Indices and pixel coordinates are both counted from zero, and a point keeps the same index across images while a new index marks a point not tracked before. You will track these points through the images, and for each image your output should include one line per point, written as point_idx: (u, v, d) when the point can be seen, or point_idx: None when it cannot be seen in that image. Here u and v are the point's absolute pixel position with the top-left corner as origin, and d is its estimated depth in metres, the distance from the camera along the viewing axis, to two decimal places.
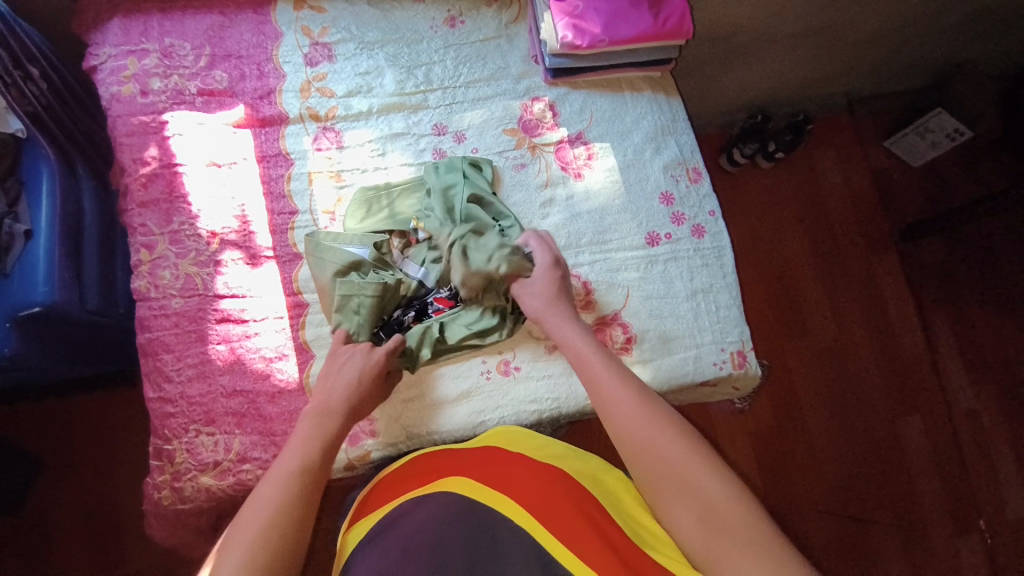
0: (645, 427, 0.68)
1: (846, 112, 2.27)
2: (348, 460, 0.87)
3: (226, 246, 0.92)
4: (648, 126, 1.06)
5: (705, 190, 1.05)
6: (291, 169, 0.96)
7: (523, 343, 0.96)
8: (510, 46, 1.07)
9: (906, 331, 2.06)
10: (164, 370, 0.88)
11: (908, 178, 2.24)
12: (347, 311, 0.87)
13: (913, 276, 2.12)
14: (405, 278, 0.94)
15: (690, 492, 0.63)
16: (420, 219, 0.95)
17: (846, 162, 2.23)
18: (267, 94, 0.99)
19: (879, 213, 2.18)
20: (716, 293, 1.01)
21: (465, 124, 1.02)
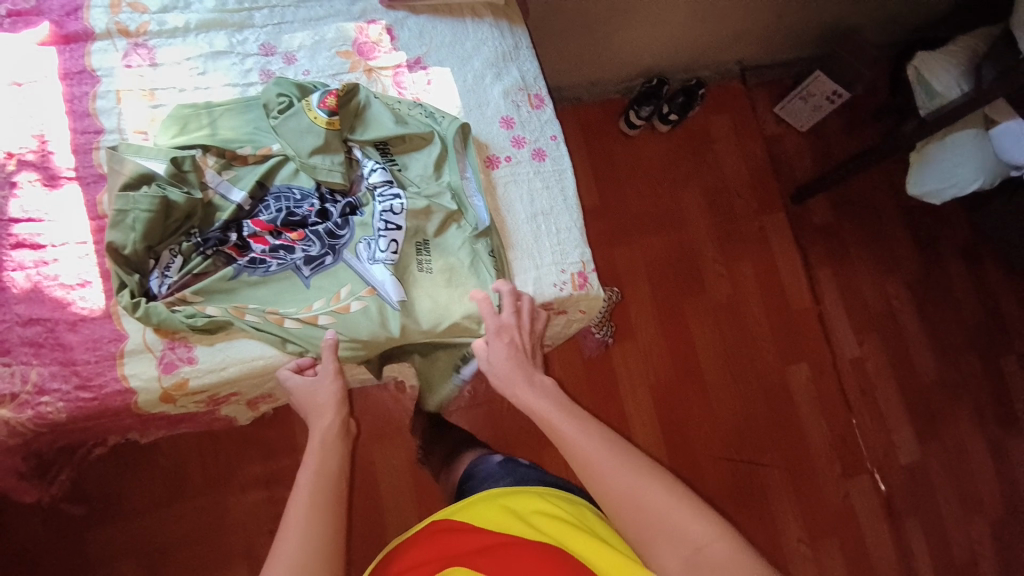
0: (620, 473, 0.70)
1: (740, 79, 2.35)
2: (163, 389, 0.83)
3: (22, 167, 0.86)
4: (488, 52, 1.04)
5: (547, 116, 1.05)
6: (97, 88, 0.90)
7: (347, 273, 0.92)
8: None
9: (796, 286, 2.16)
10: None
11: (797, 142, 2.35)
12: (123, 227, 0.83)
13: (803, 235, 2.23)
14: (219, 198, 0.90)
15: (678, 539, 0.65)
16: (247, 141, 0.92)
17: (740, 127, 2.31)
18: (75, 10, 0.93)
19: (770, 176, 2.28)
20: (557, 215, 1.01)
21: (293, 45, 0.98)
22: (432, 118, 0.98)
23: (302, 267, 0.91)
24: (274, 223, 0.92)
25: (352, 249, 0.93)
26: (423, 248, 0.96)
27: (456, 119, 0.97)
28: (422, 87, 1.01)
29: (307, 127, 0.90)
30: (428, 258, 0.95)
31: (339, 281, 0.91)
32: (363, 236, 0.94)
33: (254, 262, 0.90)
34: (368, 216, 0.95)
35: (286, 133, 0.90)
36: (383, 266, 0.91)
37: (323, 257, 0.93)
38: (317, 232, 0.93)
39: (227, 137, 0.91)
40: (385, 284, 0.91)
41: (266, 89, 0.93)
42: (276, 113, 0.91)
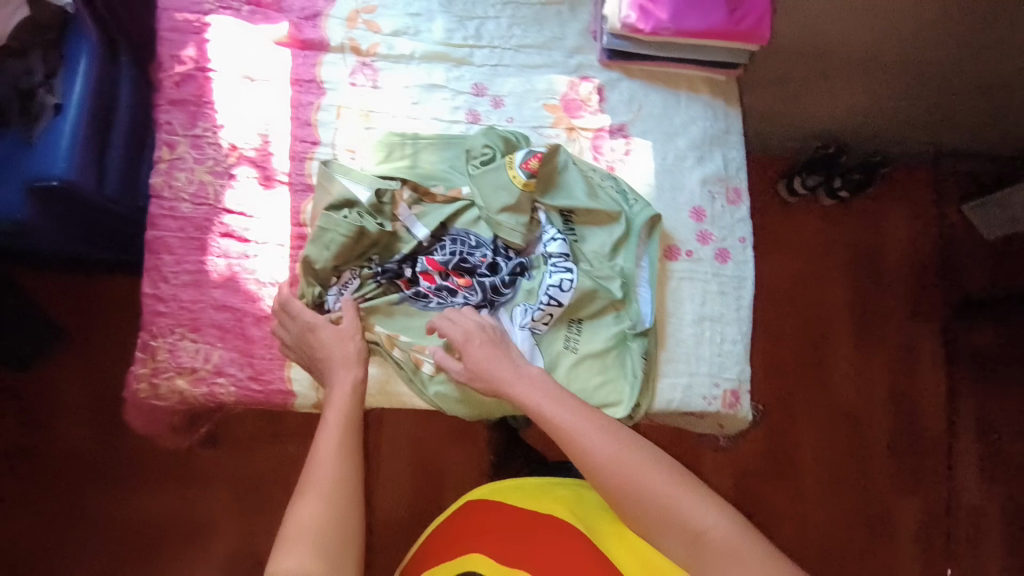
0: (625, 470, 0.73)
1: (930, 166, 1.98)
2: (317, 401, 0.91)
3: (243, 161, 0.93)
4: (696, 133, 0.98)
5: (741, 214, 0.97)
6: (321, 99, 0.95)
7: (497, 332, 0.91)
8: (574, 18, 1.00)
9: (933, 416, 1.83)
10: (162, 270, 0.91)
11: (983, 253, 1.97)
12: (319, 243, 0.88)
13: (958, 360, 1.88)
14: (405, 233, 0.93)
15: (681, 526, 0.70)
16: (441, 181, 0.94)
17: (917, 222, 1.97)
18: (313, 16, 0.97)
19: (936, 283, 1.93)
20: (725, 324, 0.95)
21: (503, 89, 0.98)
22: (624, 199, 0.94)
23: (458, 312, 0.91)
24: (447, 264, 0.93)
25: (508, 309, 0.93)
26: (575, 329, 0.94)
27: (649, 207, 0.94)
28: (619, 156, 0.97)
29: (504, 183, 0.91)
30: (576, 340, 0.93)
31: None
32: (525, 301, 0.93)
33: (417, 295, 0.93)
34: (535, 284, 0.93)
35: (482, 186, 0.92)
36: (527, 333, 0.91)
37: (479, 307, 0.93)
38: (482, 284, 0.92)
39: (426, 171, 0.94)
40: (528, 352, 0.91)
41: (475, 134, 0.95)
42: (478, 163, 0.93)
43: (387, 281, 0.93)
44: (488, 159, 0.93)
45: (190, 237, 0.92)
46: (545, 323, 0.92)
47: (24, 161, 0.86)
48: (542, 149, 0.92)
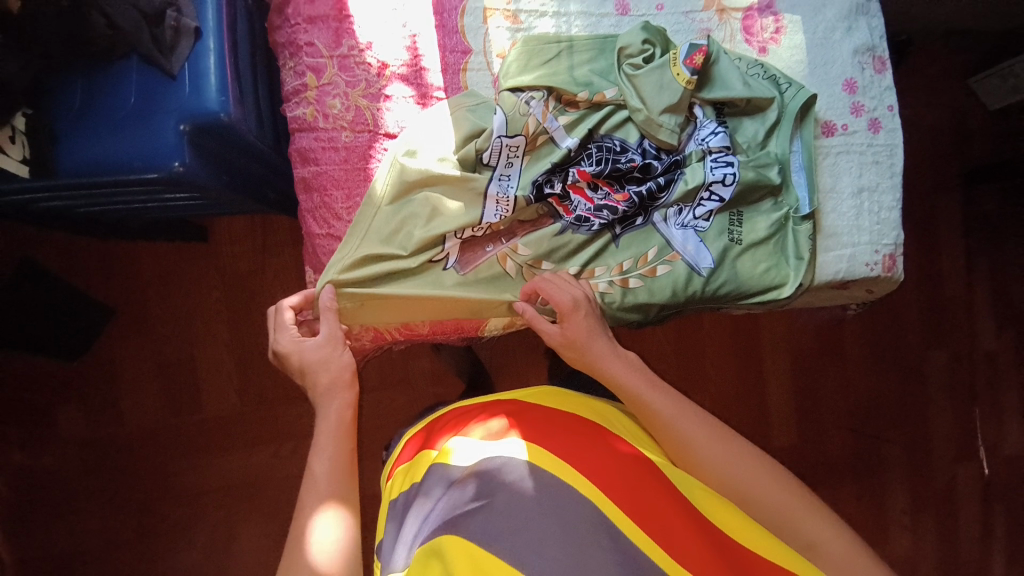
0: (724, 465, 0.63)
1: (946, 43, 1.73)
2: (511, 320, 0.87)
3: (395, 80, 0.86)
4: (844, 2, 0.97)
5: (888, 83, 0.98)
6: (465, 3, 0.88)
7: (655, 237, 0.86)
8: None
9: (957, 280, 1.68)
10: (333, 207, 0.85)
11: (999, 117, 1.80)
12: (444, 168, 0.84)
13: (981, 234, 1.70)
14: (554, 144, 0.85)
15: (786, 531, 0.60)
16: (597, 81, 0.87)
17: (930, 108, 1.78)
18: None
19: (955, 148, 1.71)
20: (882, 193, 0.98)
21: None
22: (776, 84, 0.91)
23: (617, 226, 0.86)
24: (596, 175, 0.85)
25: (664, 211, 0.87)
26: (736, 221, 0.88)
27: (803, 88, 0.90)
28: (771, 36, 0.95)
29: (667, 83, 0.85)
30: (739, 230, 0.88)
31: (649, 241, 0.86)
32: (682, 201, 0.86)
33: (580, 220, 0.85)
34: (695, 181, 0.86)
35: (638, 81, 0.85)
36: (692, 232, 0.86)
37: (635, 216, 0.87)
38: (638, 194, 0.85)
39: (575, 72, 0.87)
40: (693, 251, 0.85)
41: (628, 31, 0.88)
42: (631, 64, 0.86)
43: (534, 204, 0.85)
44: (639, 60, 0.86)
45: (355, 169, 0.85)
46: (707, 216, 0.87)
47: (168, 99, 0.76)
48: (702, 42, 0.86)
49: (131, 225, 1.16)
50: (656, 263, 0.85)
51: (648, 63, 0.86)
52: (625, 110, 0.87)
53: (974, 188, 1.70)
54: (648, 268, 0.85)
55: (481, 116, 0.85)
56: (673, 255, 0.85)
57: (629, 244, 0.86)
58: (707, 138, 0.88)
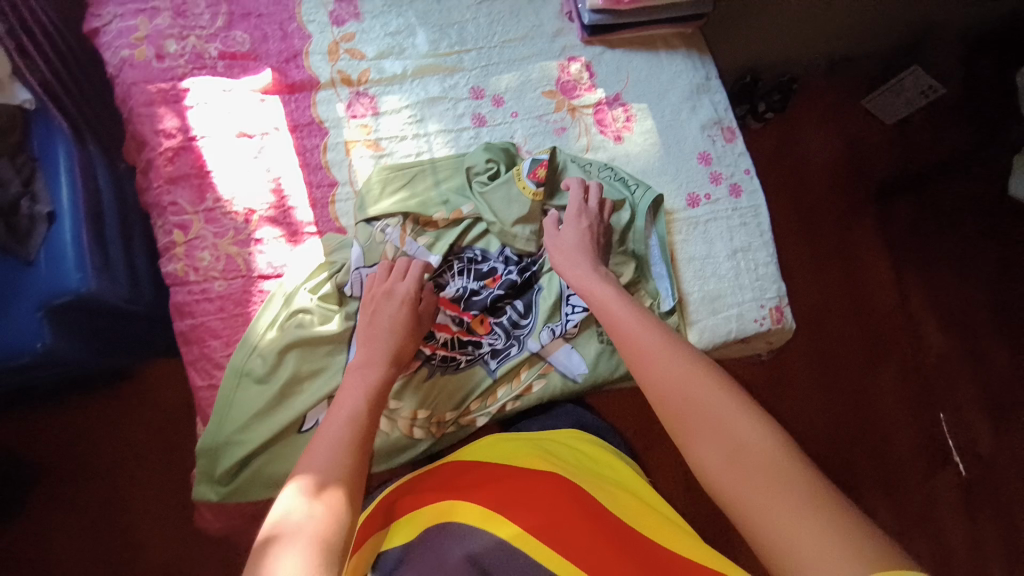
0: (672, 362, 0.62)
1: (830, 76, 1.87)
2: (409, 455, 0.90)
3: (263, 223, 0.88)
4: (684, 85, 1.05)
5: (740, 149, 1.06)
6: (326, 139, 0.92)
7: (526, 361, 0.95)
8: (546, 2, 1.02)
9: (890, 293, 1.69)
10: (213, 357, 0.85)
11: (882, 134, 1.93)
12: (288, 328, 0.85)
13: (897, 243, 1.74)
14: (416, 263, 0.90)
15: (720, 428, 0.56)
16: (450, 200, 0.93)
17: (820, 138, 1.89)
18: (294, 56, 0.92)
19: (859, 167, 1.80)
20: (755, 251, 1.03)
21: (501, 87, 0.99)
22: (626, 185, 0.97)
23: (490, 360, 0.93)
24: (462, 304, 0.93)
25: (536, 338, 0.94)
26: (601, 320, 0.97)
27: (649, 188, 0.98)
28: (623, 124, 1.02)
29: (514, 196, 0.92)
30: (607, 330, 0.97)
31: (520, 366, 0.95)
32: (550, 321, 0.95)
33: (448, 359, 0.92)
34: (553, 294, 0.95)
35: (489, 199, 0.92)
36: (561, 344, 0.95)
37: (508, 348, 0.95)
38: (502, 326, 0.95)
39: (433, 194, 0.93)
40: (566, 360, 0.95)
41: (472, 151, 0.95)
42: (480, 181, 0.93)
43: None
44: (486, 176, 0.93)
45: (232, 315, 0.86)
46: (576, 328, 0.95)
47: (28, 283, 0.76)
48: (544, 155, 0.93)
49: (31, 396, 1.11)
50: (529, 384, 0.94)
51: (494, 179, 0.93)
52: (482, 222, 0.94)
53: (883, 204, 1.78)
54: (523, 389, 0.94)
55: (339, 255, 0.88)
56: (544, 370, 0.95)
57: (503, 376, 0.94)
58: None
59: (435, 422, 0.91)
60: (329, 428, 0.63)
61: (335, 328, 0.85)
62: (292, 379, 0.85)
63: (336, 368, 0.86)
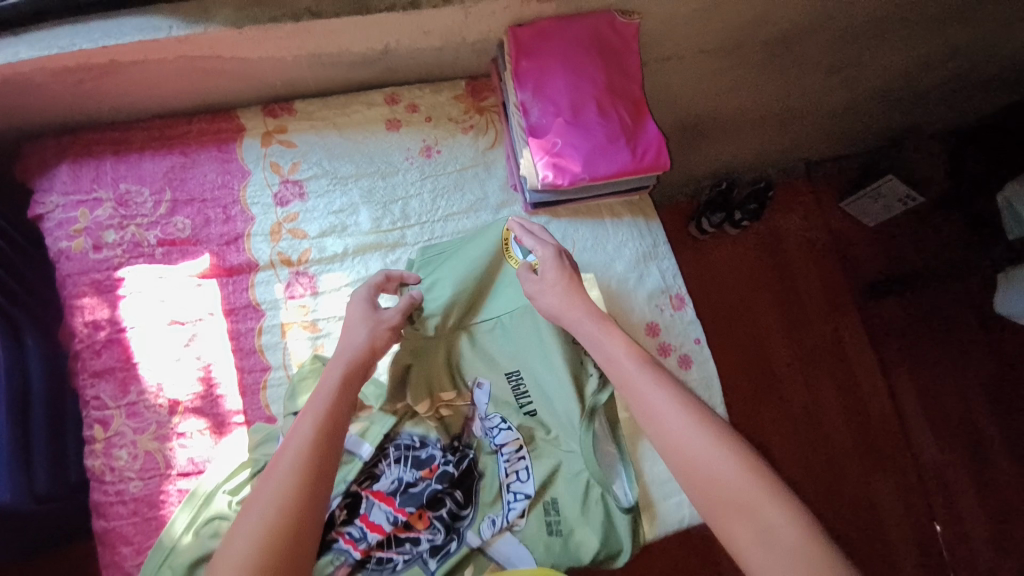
0: (693, 440, 0.65)
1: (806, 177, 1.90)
2: None
3: (188, 414, 0.86)
4: (630, 254, 1.06)
5: (689, 317, 1.05)
6: (262, 321, 0.91)
7: (472, 557, 0.88)
8: (489, 177, 1.04)
9: (877, 397, 1.75)
10: (123, 565, 0.80)
11: (855, 242, 1.89)
12: (199, 536, 0.78)
13: (880, 346, 1.80)
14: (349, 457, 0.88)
15: (752, 514, 0.60)
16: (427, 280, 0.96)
17: (792, 248, 1.86)
18: (234, 239, 0.93)
19: (840, 273, 1.86)
20: None
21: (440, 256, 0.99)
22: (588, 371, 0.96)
23: (429, 560, 0.85)
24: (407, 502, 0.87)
25: (476, 528, 0.88)
26: (552, 511, 0.90)
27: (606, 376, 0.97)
28: None
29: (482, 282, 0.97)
30: (557, 519, 0.90)
31: (466, 565, 0.87)
32: (492, 511, 0.90)
33: (383, 561, 0.85)
34: (493, 482, 0.92)
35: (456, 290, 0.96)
36: (510, 536, 0.89)
37: (448, 543, 0.88)
38: (440, 518, 0.88)
39: None
40: (516, 557, 0.87)
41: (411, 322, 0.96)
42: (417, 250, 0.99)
43: (326, 554, 0.83)
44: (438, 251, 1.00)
45: (147, 518, 0.82)
46: (521, 517, 0.89)
47: None
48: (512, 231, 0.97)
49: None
50: None
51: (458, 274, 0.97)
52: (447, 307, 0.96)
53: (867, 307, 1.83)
54: None
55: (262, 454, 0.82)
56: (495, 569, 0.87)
57: None
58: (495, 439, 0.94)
59: None
60: (271, 478, 0.61)
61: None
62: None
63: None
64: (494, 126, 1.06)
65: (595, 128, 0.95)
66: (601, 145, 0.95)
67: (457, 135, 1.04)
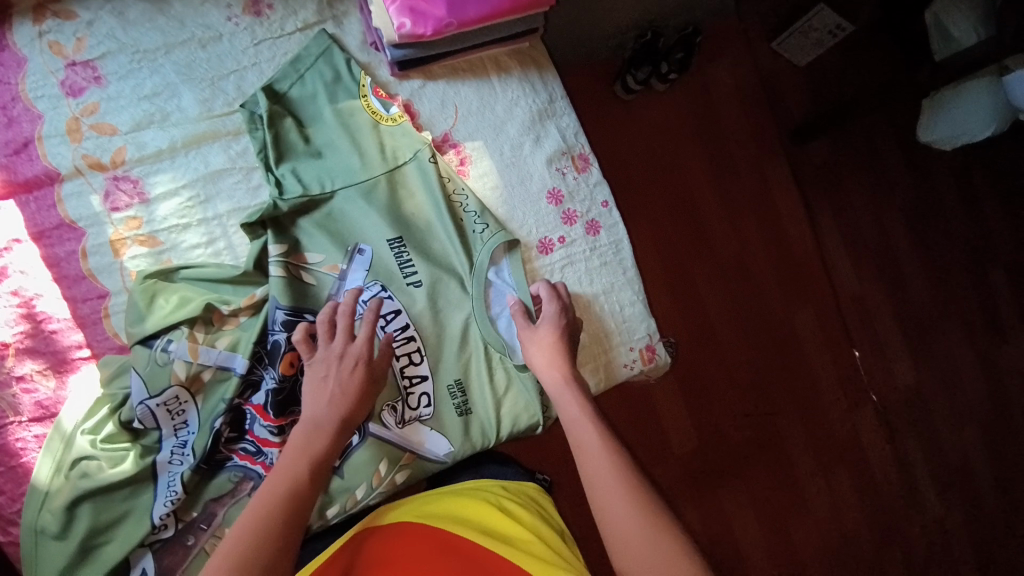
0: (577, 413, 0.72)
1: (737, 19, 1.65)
2: None
3: (22, 356, 0.74)
4: (523, 113, 0.92)
5: (594, 179, 0.95)
6: (84, 242, 0.76)
7: (380, 450, 0.82)
8: (333, 43, 0.85)
9: (805, 242, 1.61)
10: (1, 514, 0.73)
11: (784, 84, 1.66)
12: (68, 479, 0.71)
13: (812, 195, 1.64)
14: (221, 375, 0.76)
15: (601, 469, 0.65)
16: (255, 124, 0.80)
17: (709, 84, 1.62)
18: (24, 145, 0.75)
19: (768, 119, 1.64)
20: (619, 291, 0.95)
21: (292, 144, 0.82)
22: (470, 229, 0.87)
23: (329, 458, 0.81)
24: (274, 408, 0.77)
25: (378, 419, 0.83)
26: (457, 390, 0.86)
27: (500, 229, 0.87)
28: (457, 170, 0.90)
29: (331, 136, 0.84)
30: (464, 399, 0.86)
31: (376, 459, 0.82)
32: (392, 399, 0.83)
33: None
34: (385, 369, 0.84)
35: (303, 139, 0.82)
36: (420, 422, 0.84)
37: (348, 438, 0.82)
38: None
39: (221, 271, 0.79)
40: (430, 443, 0.84)
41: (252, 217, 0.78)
42: (264, 121, 0.79)
43: (221, 474, 0.77)
44: (293, 121, 0.82)
45: (12, 467, 0.74)
46: (430, 405, 0.85)
47: None
48: (366, 78, 0.86)
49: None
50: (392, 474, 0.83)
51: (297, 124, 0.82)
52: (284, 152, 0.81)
53: (797, 152, 1.64)
54: (382, 482, 0.83)
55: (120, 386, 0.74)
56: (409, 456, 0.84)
57: (353, 473, 0.82)
58: (387, 326, 0.83)
59: None
60: (269, 496, 0.61)
61: (127, 469, 0.73)
62: (92, 531, 0.72)
63: (143, 510, 0.74)
64: None
65: None
66: None
67: None
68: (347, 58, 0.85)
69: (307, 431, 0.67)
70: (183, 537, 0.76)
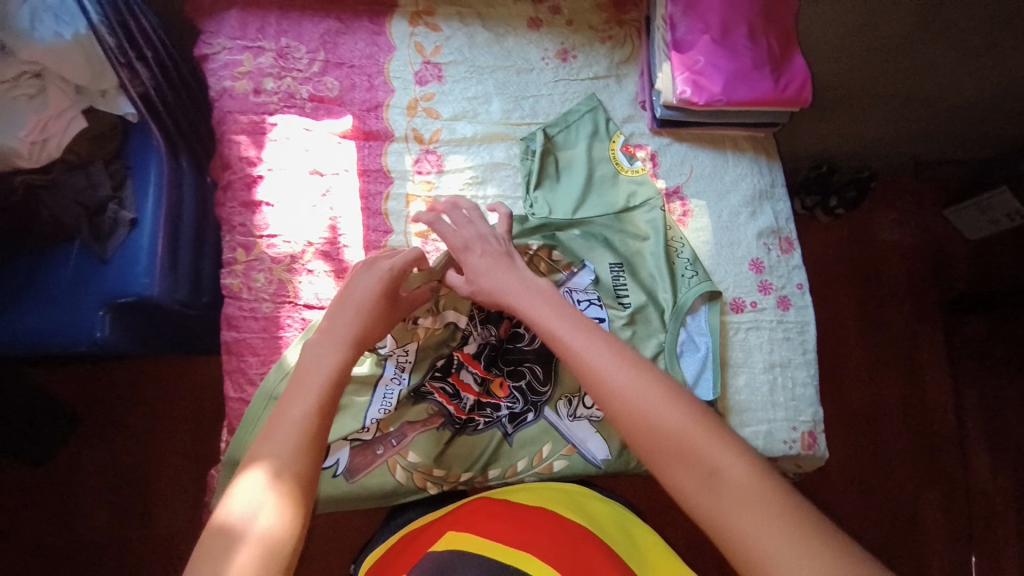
0: (589, 350, 0.69)
1: (913, 178, 1.71)
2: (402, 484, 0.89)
3: (316, 256, 0.93)
4: (746, 189, 1.05)
5: (795, 262, 1.04)
6: (390, 189, 0.97)
7: (547, 434, 0.94)
8: (600, 107, 1.04)
9: (944, 411, 1.55)
10: (247, 373, 0.89)
11: (951, 253, 1.68)
12: None
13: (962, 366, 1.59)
14: (445, 321, 0.95)
15: (641, 412, 0.64)
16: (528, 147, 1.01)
17: (875, 230, 1.68)
18: (375, 107, 0.98)
19: (928, 281, 1.65)
20: (795, 369, 0.99)
21: (548, 174, 1.00)
22: (678, 274, 0.98)
23: (507, 424, 0.93)
24: (484, 360, 0.95)
25: (553, 406, 0.95)
26: None
27: (706, 280, 0.97)
28: (679, 218, 1.03)
29: (575, 173, 1.01)
30: None
31: (541, 440, 0.93)
32: (569, 394, 0.95)
33: (467, 419, 0.92)
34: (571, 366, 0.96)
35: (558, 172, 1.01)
36: (586, 423, 0.94)
37: (525, 413, 0.95)
38: (520, 390, 0.95)
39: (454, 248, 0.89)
40: (590, 444, 0.93)
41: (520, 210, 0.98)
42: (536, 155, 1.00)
43: (421, 402, 0.92)
44: (553, 158, 1.01)
45: (273, 337, 0.90)
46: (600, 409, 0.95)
47: (100, 279, 0.84)
48: (621, 134, 1.03)
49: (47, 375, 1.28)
50: (551, 459, 0.92)
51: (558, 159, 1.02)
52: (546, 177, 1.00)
53: (954, 320, 1.62)
54: (540, 464, 0.92)
55: None
56: (568, 449, 0.93)
57: (519, 444, 0.93)
58: None
59: (448, 481, 0.91)
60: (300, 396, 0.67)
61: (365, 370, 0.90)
62: None
63: (359, 409, 0.90)
64: (631, 41, 1.07)
65: (742, 53, 0.95)
66: (745, 71, 0.94)
67: (595, 43, 1.06)
68: (608, 118, 1.04)
69: (328, 331, 0.74)
70: (375, 445, 0.89)
